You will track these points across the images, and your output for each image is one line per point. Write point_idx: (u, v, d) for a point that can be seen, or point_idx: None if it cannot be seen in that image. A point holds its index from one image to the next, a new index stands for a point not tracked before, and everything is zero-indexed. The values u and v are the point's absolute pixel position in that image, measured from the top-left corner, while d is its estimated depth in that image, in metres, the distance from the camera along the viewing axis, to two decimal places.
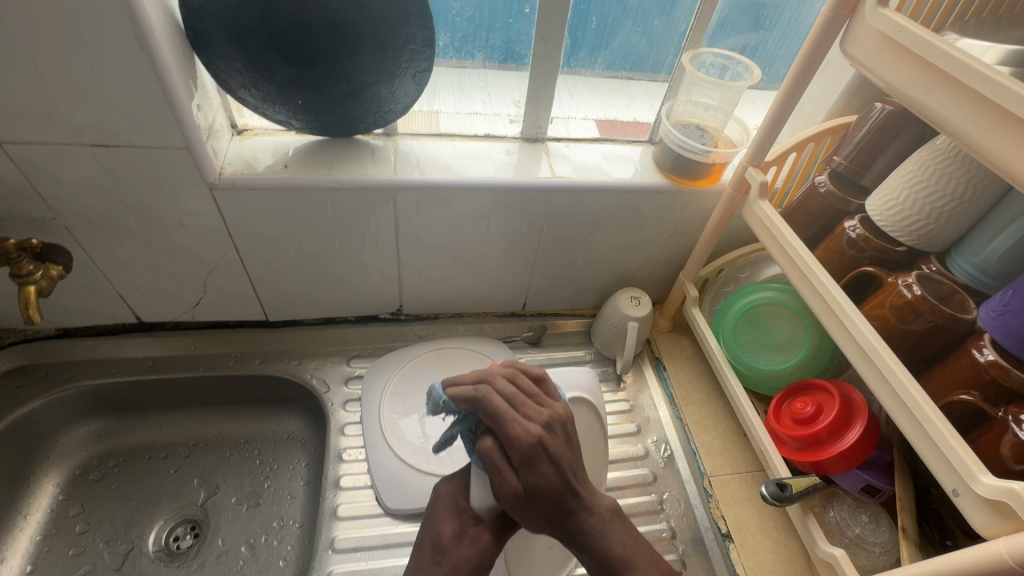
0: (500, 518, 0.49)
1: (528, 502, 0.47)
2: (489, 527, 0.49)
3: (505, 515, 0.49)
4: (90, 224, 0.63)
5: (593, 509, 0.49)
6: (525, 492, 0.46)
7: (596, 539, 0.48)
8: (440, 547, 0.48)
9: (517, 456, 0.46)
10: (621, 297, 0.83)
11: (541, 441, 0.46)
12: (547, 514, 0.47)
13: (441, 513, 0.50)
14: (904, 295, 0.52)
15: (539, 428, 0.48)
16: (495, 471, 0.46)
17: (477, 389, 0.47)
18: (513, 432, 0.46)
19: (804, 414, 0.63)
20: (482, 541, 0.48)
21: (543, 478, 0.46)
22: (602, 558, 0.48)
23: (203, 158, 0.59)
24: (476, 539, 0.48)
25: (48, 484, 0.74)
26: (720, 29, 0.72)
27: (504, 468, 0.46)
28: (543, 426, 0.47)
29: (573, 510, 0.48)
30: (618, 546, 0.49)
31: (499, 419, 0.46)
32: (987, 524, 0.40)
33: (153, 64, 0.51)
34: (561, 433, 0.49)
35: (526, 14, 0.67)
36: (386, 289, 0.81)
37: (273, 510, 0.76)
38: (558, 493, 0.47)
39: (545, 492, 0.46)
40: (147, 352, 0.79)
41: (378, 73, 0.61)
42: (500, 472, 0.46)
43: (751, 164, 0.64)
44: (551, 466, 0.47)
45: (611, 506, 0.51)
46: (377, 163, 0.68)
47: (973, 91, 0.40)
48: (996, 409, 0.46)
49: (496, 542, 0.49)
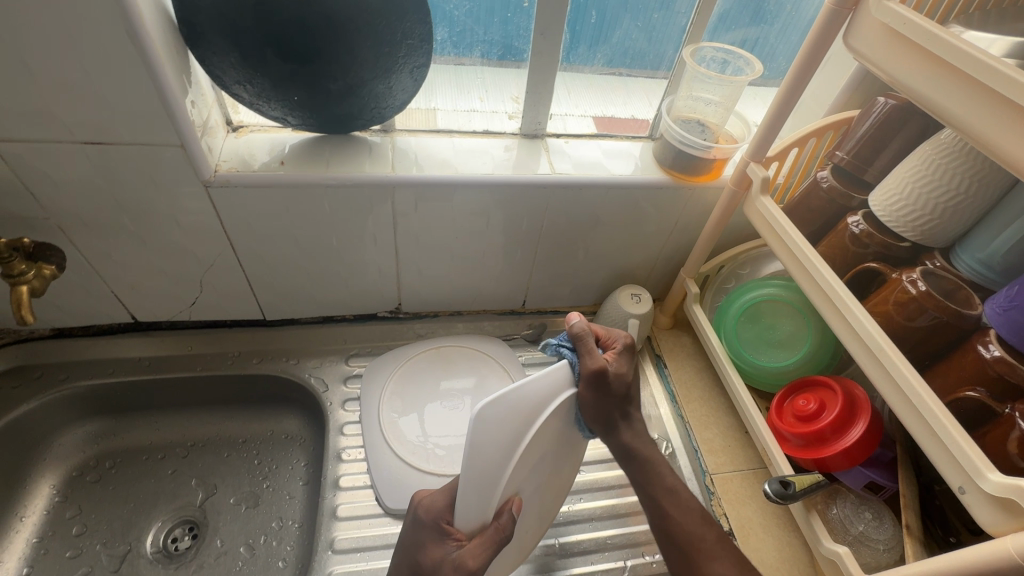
0: (481, 541, 0.49)
1: (608, 386, 0.53)
2: (472, 553, 0.48)
3: (488, 540, 0.49)
4: (83, 223, 0.62)
5: (632, 426, 0.58)
6: (608, 380, 0.53)
7: (634, 436, 0.57)
8: (425, 569, 0.50)
9: (613, 348, 0.57)
10: (621, 294, 0.83)
11: (633, 346, 0.58)
12: (608, 407, 0.54)
13: (424, 539, 0.52)
14: (908, 291, 0.51)
15: (614, 348, 0.57)
16: (586, 350, 0.52)
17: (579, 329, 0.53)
18: (609, 342, 0.57)
19: (806, 411, 0.63)
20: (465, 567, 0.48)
21: (614, 369, 0.54)
22: (631, 451, 0.57)
23: (198, 156, 0.58)
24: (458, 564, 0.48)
25: (45, 486, 0.73)
26: (720, 24, 0.72)
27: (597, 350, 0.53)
28: (633, 338, 0.59)
29: (626, 420, 0.57)
30: (643, 449, 0.58)
31: (603, 330, 0.59)
32: (994, 521, 0.40)
33: (146, 59, 0.50)
34: (622, 351, 0.57)
35: (525, 9, 0.66)
36: (384, 287, 0.80)
37: (271, 510, 0.75)
38: (629, 389, 0.56)
39: (618, 382, 0.54)
40: (143, 352, 0.78)
41: (375, 69, 0.60)
42: (590, 351, 0.52)
43: (752, 160, 0.63)
44: (630, 366, 0.57)
45: (630, 447, 0.57)
46: (375, 159, 0.67)
47: (981, 84, 0.39)
48: (1002, 406, 0.45)
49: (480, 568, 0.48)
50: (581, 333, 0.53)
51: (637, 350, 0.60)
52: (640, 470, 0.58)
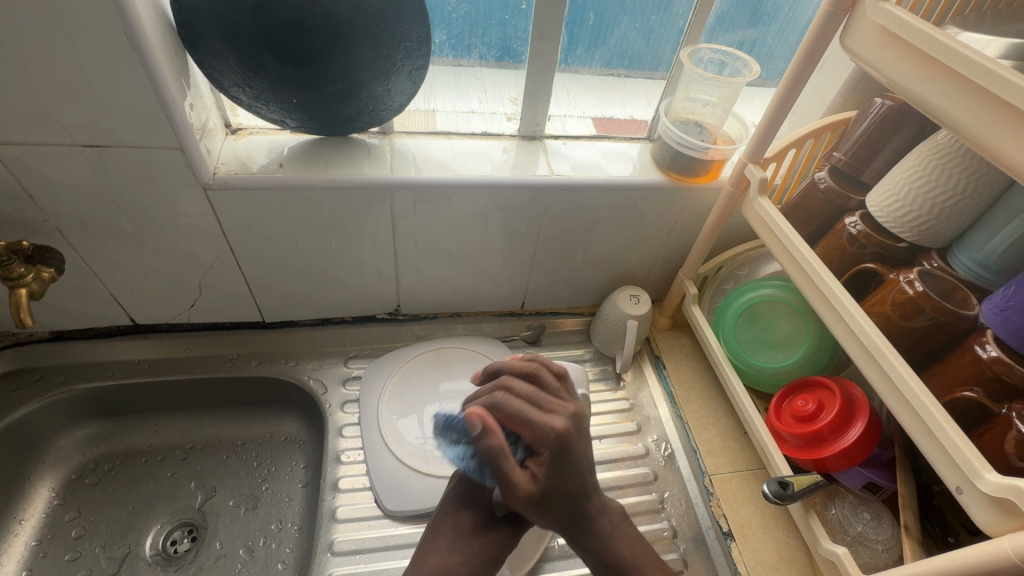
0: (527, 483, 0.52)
1: (542, 496, 0.52)
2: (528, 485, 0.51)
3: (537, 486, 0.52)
4: (82, 225, 0.62)
5: (604, 515, 0.56)
6: (542, 492, 0.52)
7: (600, 539, 0.55)
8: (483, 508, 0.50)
9: (544, 450, 0.52)
10: (620, 295, 0.83)
11: (563, 437, 0.53)
12: (563, 513, 0.54)
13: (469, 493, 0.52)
14: (905, 291, 0.51)
15: (539, 454, 0.52)
16: (507, 476, 0.50)
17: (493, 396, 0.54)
18: (539, 440, 0.52)
19: (805, 412, 0.63)
20: (524, 493, 0.51)
21: (547, 482, 0.52)
22: (602, 554, 0.55)
23: (197, 158, 0.58)
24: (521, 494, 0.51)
25: (44, 489, 0.73)
26: (718, 25, 0.72)
27: (513, 465, 0.51)
28: (568, 423, 0.53)
29: (590, 513, 0.55)
30: (626, 549, 0.56)
31: (523, 420, 0.52)
32: (991, 521, 0.40)
33: (145, 62, 0.50)
34: (552, 455, 0.52)
35: (523, 11, 0.66)
36: (383, 288, 0.80)
37: (271, 512, 0.75)
38: (574, 492, 0.54)
39: (555, 489, 0.53)
40: (142, 355, 0.78)
41: (373, 72, 0.61)
42: (512, 472, 0.50)
43: (750, 161, 0.63)
44: (566, 474, 0.53)
45: (601, 553, 0.55)
46: (374, 161, 0.67)
47: (976, 85, 0.39)
48: (999, 406, 0.46)
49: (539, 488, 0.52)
50: (483, 436, 0.49)
51: (580, 411, 0.56)
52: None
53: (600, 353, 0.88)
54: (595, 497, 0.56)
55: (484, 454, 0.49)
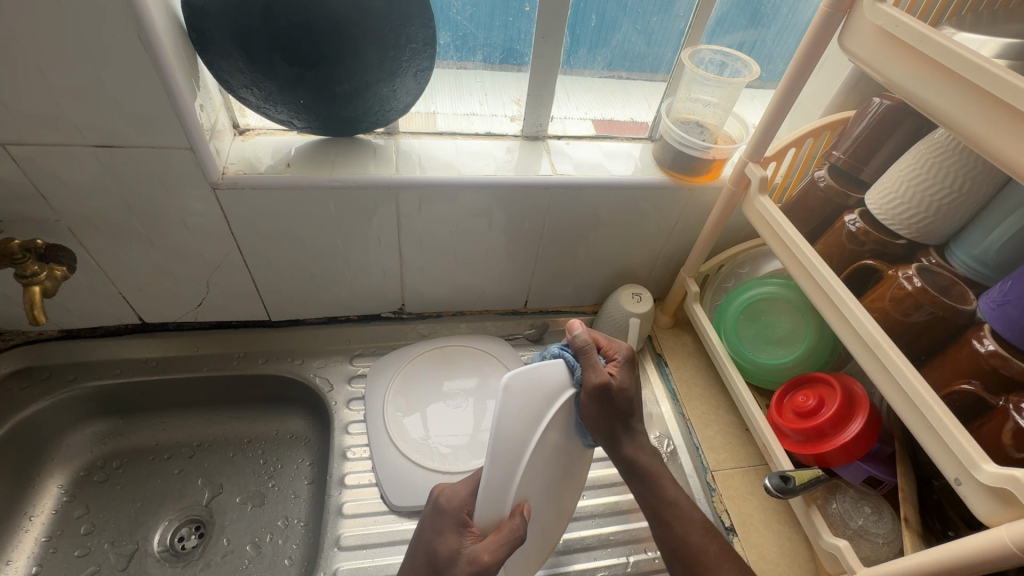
0: (499, 538, 0.48)
1: (613, 398, 0.53)
2: (488, 548, 0.47)
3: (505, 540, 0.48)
4: (92, 225, 0.63)
5: (640, 434, 0.59)
6: (612, 388, 0.53)
7: (636, 449, 0.58)
8: (439, 560, 0.49)
9: (618, 357, 0.57)
10: (622, 293, 0.84)
11: (635, 353, 0.58)
12: (618, 413, 0.55)
13: (443, 527, 0.51)
14: (904, 287, 0.52)
15: (616, 358, 0.57)
16: (591, 365, 0.52)
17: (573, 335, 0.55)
18: (611, 350, 0.58)
19: (806, 407, 0.64)
20: (480, 561, 0.47)
21: (617, 380, 0.55)
22: (633, 462, 0.59)
23: (206, 158, 0.59)
24: (473, 559, 0.47)
25: (52, 486, 0.74)
26: (718, 27, 0.73)
27: (601, 364, 0.53)
28: (633, 346, 0.59)
29: (632, 424, 0.58)
30: (648, 458, 0.59)
31: (605, 339, 0.59)
32: (989, 512, 0.41)
33: (156, 63, 0.51)
34: (625, 360, 0.57)
35: (526, 13, 0.67)
36: (388, 287, 0.81)
37: (277, 509, 0.76)
38: (632, 394, 0.56)
39: (620, 394, 0.55)
40: (149, 353, 0.79)
41: (380, 73, 0.62)
42: (593, 366, 0.52)
43: (751, 160, 0.64)
44: (632, 375, 0.57)
45: (630, 458, 0.58)
46: (379, 161, 0.68)
47: (972, 83, 0.40)
48: (996, 399, 0.46)
49: (495, 563, 0.47)
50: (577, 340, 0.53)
51: (635, 356, 0.59)
52: (643, 484, 0.59)
53: None
54: (639, 434, 0.59)
55: (579, 350, 0.53)
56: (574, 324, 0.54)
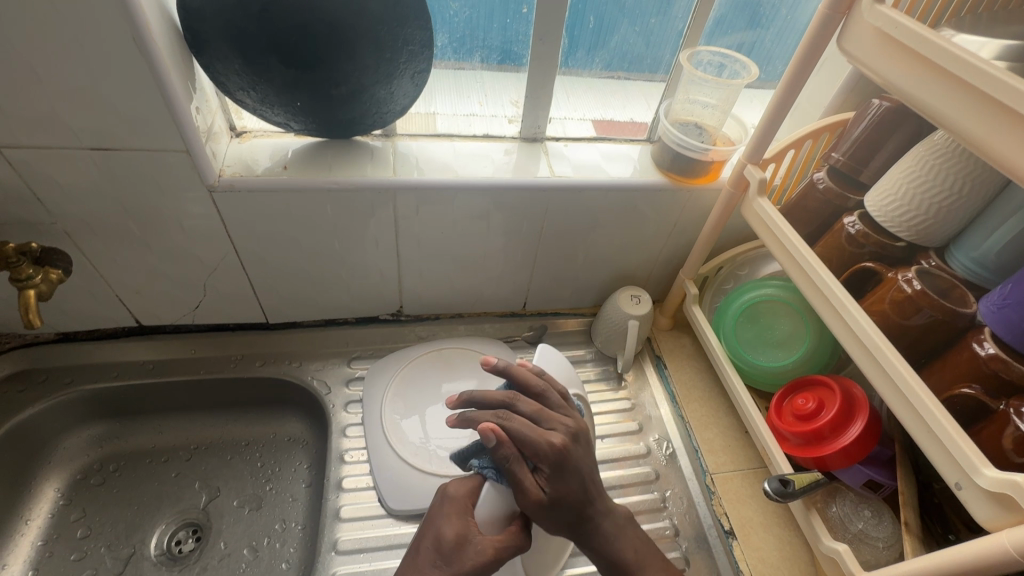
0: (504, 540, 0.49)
1: (555, 504, 0.51)
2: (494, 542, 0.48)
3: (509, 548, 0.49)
4: (88, 228, 0.63)
5: (607, 515, 0.54)
6: (551, 497, 0.50)
7: (604, 540, 0.53)
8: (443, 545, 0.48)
9: (545, 466, 0.51)
10: (621, 296, 0.83)
11: (563, 451, 0.52)
12: (568, 520, 0.52)
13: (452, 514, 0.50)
14: (903, 290, 0.52)
15: (542, 467, 0.51)
16: (519, 480, 0.50)
17: (499, 415, 0.53)
18: (536, 455, 0.51)
19: (805, 410, 0.64)
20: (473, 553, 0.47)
21: (552, 448, 0.51)
22: (607, 556, 0.53)
23: (202, 160, 0.59)
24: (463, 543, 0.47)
25: (49, 489, 0.73)
26: (717, 28, 0.73)
27: (525, 475, 0.50)
28: (565, 436, 0.53)
29: (593, 512, 0.53)
30: (629, 550, 0.54)
31: (524, 440, 0.51)
32: (989, 517, 0.41)
33: (152, 66, 0.51)
34: (552, 468, 0.51)
35: (524, 15, 0.67)
36: (386, 289, 0.81)
37: (274, 512, 0.76)
38: (577, 497, 0.52)
39: (563, 498, 0.51)
40: (147, 356, 0.78)
41: (376, 75, 0.61)
42: (523, 489, 0.50)
43: (749, 162, 0.64)
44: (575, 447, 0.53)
45: (608, 556, 0.53)
46: (377, 163, 0.68)
47: (971, 85, 0.40)
48: (997, 403, 0.46)
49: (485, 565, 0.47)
50: (496, 447, 0.50)
51: (580, 427, 0.56)
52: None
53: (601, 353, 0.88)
54: (609, 524, 0.54)
55: (500, 464, 0.50)
56: (486, 428, 0.50)
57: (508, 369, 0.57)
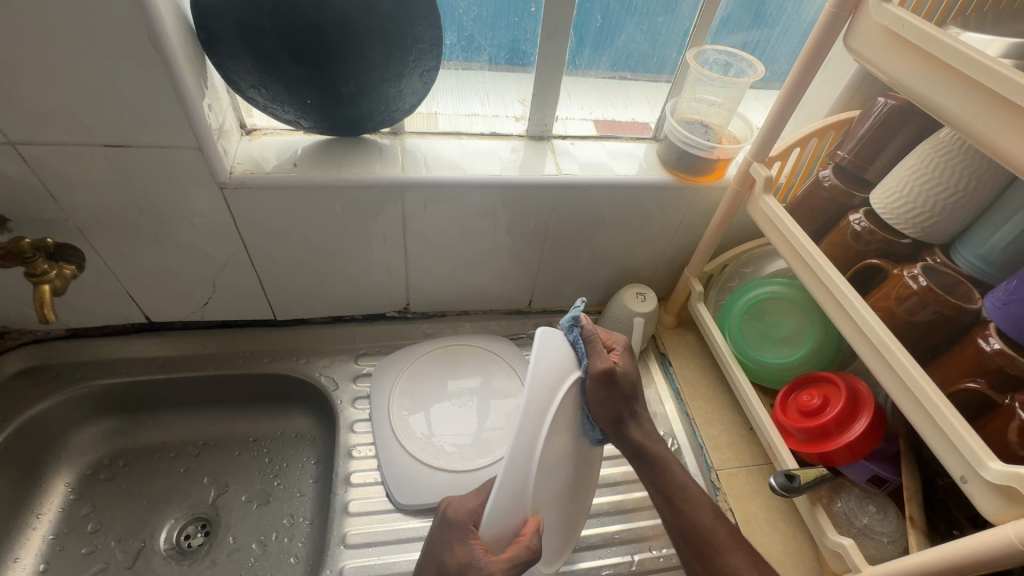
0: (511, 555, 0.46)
1: (609, 390, 0.55)
2: (500, 563, 0.46)
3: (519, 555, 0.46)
4: (101, 224, 0.64)
5: (645, 423, 0.60)
6: (614, 377, 0.54)
7: (640, 433, 0.59)
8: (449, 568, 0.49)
9: (612, 363, 0.55)
10: (626, 293, 0.84)
11: (618, 369, 0.56)
12: (619, 402, 0.56)
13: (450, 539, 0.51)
14: (909, 286, 0.53)
15: (616, 348, 0.60)
16: (594, 350, 0.54)
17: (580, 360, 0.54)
18: (609, 341, 0.60)
19: (810, 406, 0.64)
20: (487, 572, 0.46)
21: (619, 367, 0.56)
22: (660, 484, 0.59)
23: (214, 158, 0.60)
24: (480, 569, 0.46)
25: (60, 484, 0.74)
26: (723, 27, 0.73)
27: (603, 350, 0.54)
28: (616, 356, 0.58)
29: (636, 409, 0.59)
30: (661, 449, 0.60)
31: (596, 331, 0.59)
32: (995, 509, 0.41)
33: (166, 63, 0.51)
34: (609, 380, 0.54)
35: (532, 14, 0.68)
36: (393, 286, 0.82)
37: (282, 508, 0.76)
38: (633, 382, 0.58)
39: (623, 378, 0.56)
40: (156, 352, 0.79)
41: (386, 73, 0.62)
42: (600, 352, 0.54)
43: (755, 160, 0.65)
44: (630, 362, 0.59)
45: (639, 445, 0.59)
46: (385, 161, 0.69)
47: (978, 83, 0.40)
48: (1002, 397, 0.46)
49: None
50: (588, 326, 0.55)
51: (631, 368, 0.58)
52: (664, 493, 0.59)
53: None
54: (642, 419, 0.60)
55: (587, 336, 0.55)
56: (586, 317, 0.55)
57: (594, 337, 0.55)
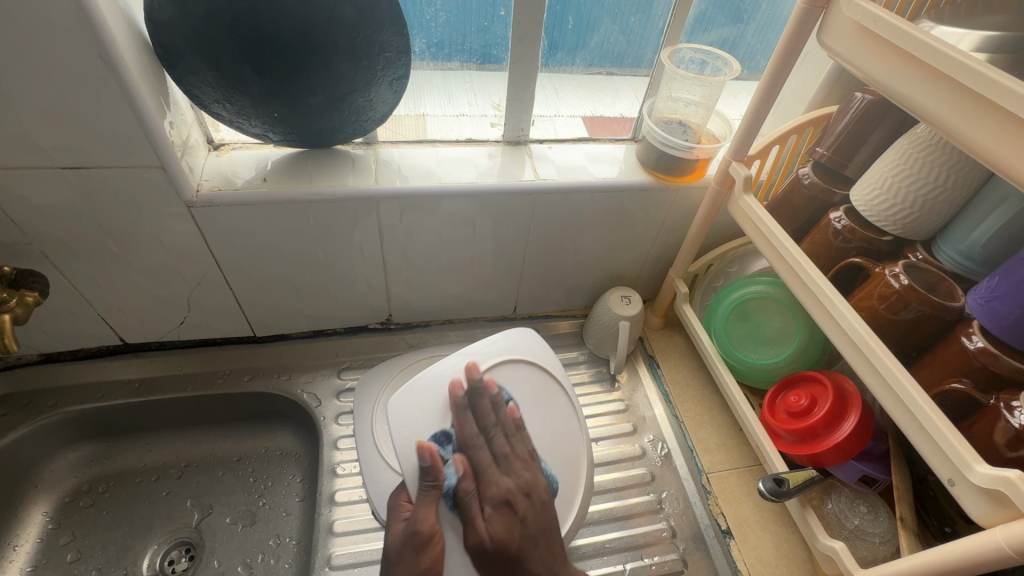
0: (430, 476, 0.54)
1: (491, 552, 0.55)
2: (423, 497, 0.53)
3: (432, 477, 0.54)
4: (65, 247, 0.62)
5: (546, 560, 0.57)
6: (492, 545, 0.55)
7: None
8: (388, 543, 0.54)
9: (489, 506, 0.57)
10: (611, 296, 0.83)
11: (512, 497, 0.58)
12: (508, 572, 0.55)
13: (392, 504, 0.56)
14: (891, 285, 0.52)
15: (491, 508, 0.57)
16: (466, 447, 0.58)
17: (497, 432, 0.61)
18: (488, 495, 0.57)
19: (798, 407, 0.63)
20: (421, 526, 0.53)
21: (494, 532, 0.56)
22: None
23: (179, 176, 0.58)
24: (415, 522, 0.53)
25: (37, 514, 0.72)
26: (698, 25, 0.72)
27: (479, 517, 0.56)
28: (522, 484, 0.59)
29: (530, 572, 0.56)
30: None
31: (479, 473, 0.58)
32: (982, 513, 0.40)
33: (121, 82, 0.50)
34: (498, 508, 0.57)
35: (502, 17, 0.66)
36: (373, 298, 0.80)
37: (268, 528, 0.75)
38: (514, 549, 0.56)
39: (500, 549, 0.55)
40: (133, 374, 0.77)
41: (354, 83, 0.60)
42: (482, 420, 0.61)
43: (734, 159, 0.64)
44: (515, 524, 0.57)
45: None
46: (359, 172, 0.67)
47: (953, 80, 0.39)
48: (987, 397, 0.46)
49: (426, 524, 0.53)
50: (431, 465, 0.54)
51: (531, 487, 0.60)
52: None
53: (594, 355, 0.88)
54: (529, 497, 0.59)
55: (457, 497, 0.56)
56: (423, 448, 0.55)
57: (472, 402, 0.61)
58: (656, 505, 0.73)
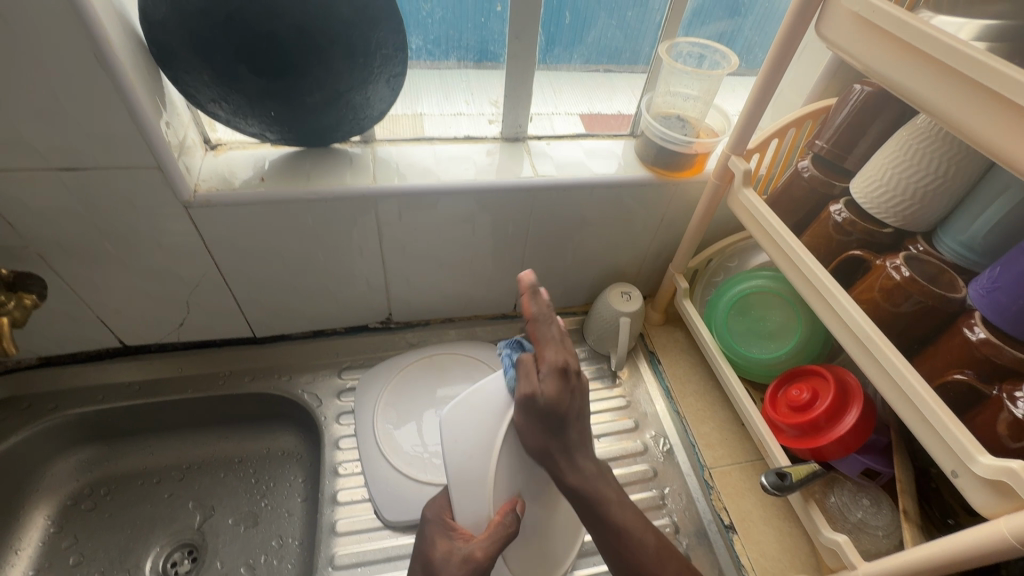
0: (489, 533, 0.51)
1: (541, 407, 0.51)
2: (481, 544, 0.50)
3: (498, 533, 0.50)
4: (63, 250, 0.61)
5: (589, 456, 0.55)
6: (543, 404, 0.51)
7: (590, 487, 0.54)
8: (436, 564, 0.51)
9: (539, 398, 0.51)
10: (612, 293, 0.83)
11: (557, 400, 0.52)
12: (551, 427, 0.52)
13: (432, 535, 0.53)
14: (892, 277, 0.52)
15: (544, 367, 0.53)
16: (524, 374, 0.53)
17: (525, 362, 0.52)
18: (539, 364, 0.53)
19: (800, 401, 0.63)
20: (474, 557, 0.50)
21: (545, 392, 0.52)
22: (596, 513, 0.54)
23: (176, 176, 0.58)
24: (469, 556, 0.50)
25: (39, 517, 0.72)
26: (695, 18, 0.72)
27: (535, 375, 0.52)
28: (557, 388, 0.52)
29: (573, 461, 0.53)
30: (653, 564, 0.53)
31: (521, 374, 0.52)
32: (987, 504, 0.40)
33: (116, 82, 0.49)
34: (555, 373, 0.53)
35: (499, 13, 0.66)
36: (373, 297, 0.80)
37: (271, 529, 0.75)
38: (567, 408, 0.52)
39: (551, 407, 0.52)
40: (133, 376, 0.77)
41: (351, 81, 0.60)
42: (528, 374, 0.52)
43: (733, 153, 0.63)
44: (565, 390, 0.52)
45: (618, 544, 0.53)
46: (357, 171, 0.67)
47: (952, 68, 0.39)
48: (990, 388, 0.46)
49: (489, 558, 0.50)
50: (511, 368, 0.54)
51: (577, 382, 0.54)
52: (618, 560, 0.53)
53: (595, 351, 0.88)
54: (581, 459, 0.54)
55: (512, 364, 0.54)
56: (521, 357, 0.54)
57: (543, 316, 0.55)
58: (659, 501, 0.73)
